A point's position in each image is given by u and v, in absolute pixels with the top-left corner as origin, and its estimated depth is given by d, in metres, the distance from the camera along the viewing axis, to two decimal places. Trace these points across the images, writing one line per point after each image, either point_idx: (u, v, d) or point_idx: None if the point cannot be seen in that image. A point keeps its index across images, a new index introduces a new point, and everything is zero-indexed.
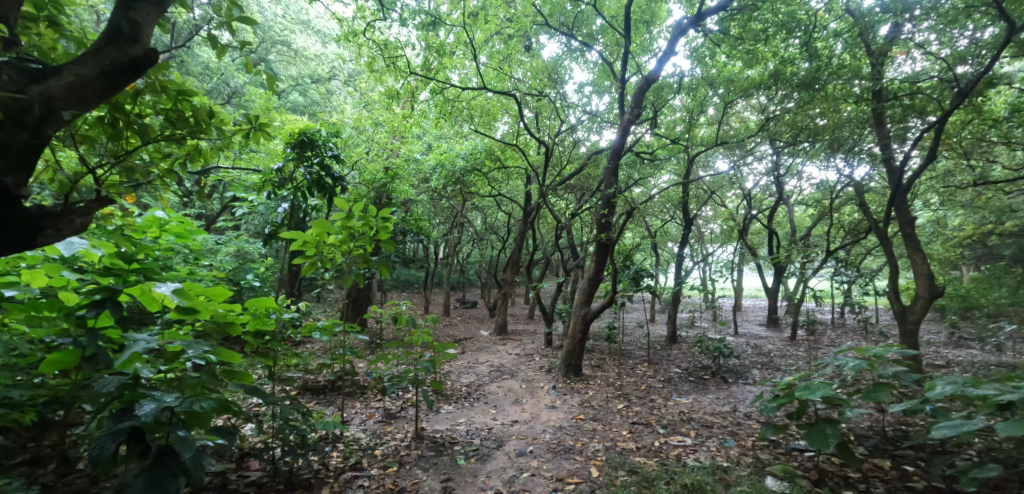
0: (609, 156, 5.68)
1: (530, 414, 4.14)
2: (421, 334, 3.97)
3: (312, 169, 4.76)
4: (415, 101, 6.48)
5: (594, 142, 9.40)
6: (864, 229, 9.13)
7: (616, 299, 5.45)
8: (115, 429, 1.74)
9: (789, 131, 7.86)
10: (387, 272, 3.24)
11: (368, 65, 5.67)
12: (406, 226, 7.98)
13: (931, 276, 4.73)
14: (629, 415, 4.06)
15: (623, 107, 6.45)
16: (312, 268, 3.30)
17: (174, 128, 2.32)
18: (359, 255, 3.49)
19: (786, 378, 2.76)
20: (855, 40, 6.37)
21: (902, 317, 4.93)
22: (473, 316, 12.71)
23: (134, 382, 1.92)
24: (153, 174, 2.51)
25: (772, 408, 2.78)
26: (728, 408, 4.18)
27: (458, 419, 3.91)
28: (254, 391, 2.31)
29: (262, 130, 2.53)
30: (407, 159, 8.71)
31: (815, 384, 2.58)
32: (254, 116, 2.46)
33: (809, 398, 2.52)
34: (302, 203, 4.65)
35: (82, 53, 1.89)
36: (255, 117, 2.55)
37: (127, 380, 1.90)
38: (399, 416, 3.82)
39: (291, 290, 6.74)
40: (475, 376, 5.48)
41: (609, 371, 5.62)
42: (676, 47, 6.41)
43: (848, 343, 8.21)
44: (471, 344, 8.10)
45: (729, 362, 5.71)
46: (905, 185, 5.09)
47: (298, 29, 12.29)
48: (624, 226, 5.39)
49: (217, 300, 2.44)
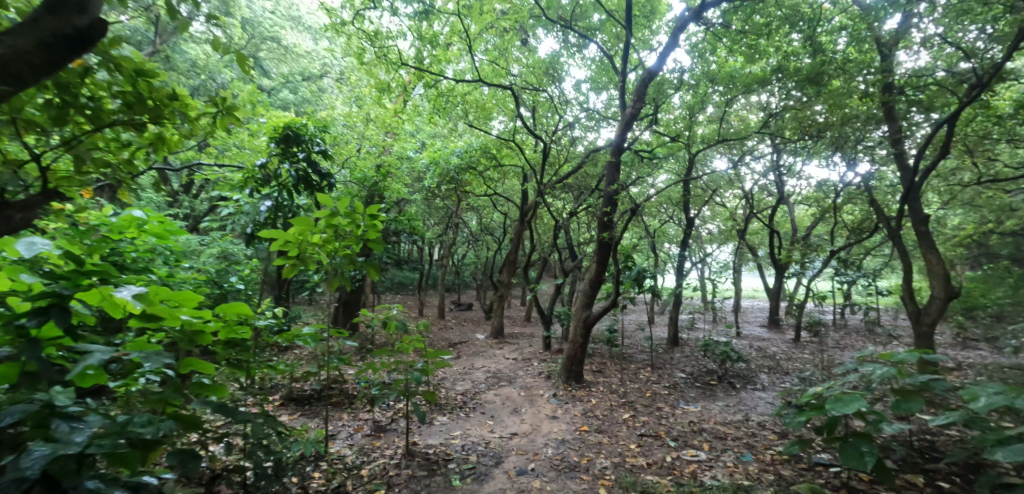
0: (610, 152, 5.45)
1: (531, 426, 3.89)
2: (412, 341, 3.71)
3: (298, 166, 4.52)
4: (408, 95, 6.22)
5: (592, 141, 9.20)
6: (868, 229, 8.97)
7: (619, 301, 5.20)
8: (25, 476, 1.31)
9: (792, 128, 7.67)
10: (378, 273, 2.98)
11: (359, 59, 5.42)
12: (399, 226, 7.74)
13: (946, 277, 4.53)
14: (635, 426, 3.82)
15: (623, 102, 6.19)
16: (295, 270, 3.04)
17: (132, 113, 2.06)
18: (345, 256, 3.24)
19: (812, 388, 2.53)
20: (860, 35, 6.18)
21: (917, 319, 4.73)
22: (468, 319, 12.44)
23: (45, 412, 1.49)
24: (111, 163, 2.25)
25: (799, 422, 2.55)
26: (739, 417, 3.95)
27: (453, 432, 3.66)
28: (218, 408, 2.02)
29: (231, 115, 2.23)
30: (400, 157, 8.46)
31: (846, 396, 2.35)
32: (223, 97, 2.15)
33: (841, 411, 2.29)
34: (288, 200, 4.40)
35: (15, 23, 1.62)
36: (223, 99, 2.24)
37: (37, 409, 1.47)
38: (389, 429, 3.57)
39: (278, 293, 6.46)
40: (471, 383, 5.24)
41: (611, 377, 5.38)
42: (678, 41, 6.18)
43: (855, 345, 7.99)
44: (467, 348, 7.86)
45: (736, 366, 5.48)
46: (917, 182, 4.90)
47: (288, 25, 12.06)
48: (626, 224, 5.17)
49: (186, 306, 2.21)
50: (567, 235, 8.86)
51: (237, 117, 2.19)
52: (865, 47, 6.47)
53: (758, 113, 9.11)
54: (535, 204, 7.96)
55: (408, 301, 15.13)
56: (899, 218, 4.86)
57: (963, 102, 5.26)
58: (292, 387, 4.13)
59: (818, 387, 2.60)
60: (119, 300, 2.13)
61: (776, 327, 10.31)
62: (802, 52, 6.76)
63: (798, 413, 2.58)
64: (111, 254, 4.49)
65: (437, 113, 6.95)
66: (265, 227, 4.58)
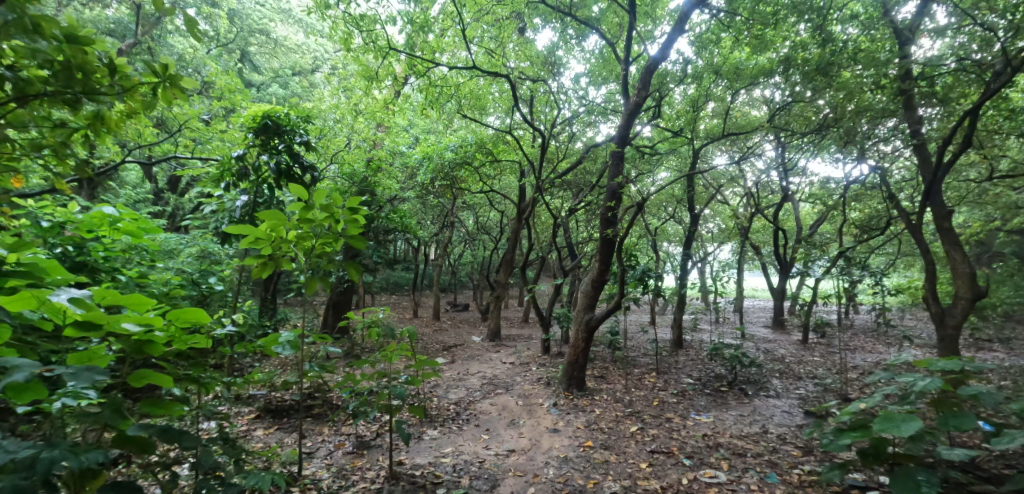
0: (615, 143, 5.10)
1: (530, 441, 3.59)
2: (398, 350, 3.39)
3: (278, 158, 4.19)
4: (398, 85, 5.89)
5: (591, 136, 8.92)
6: (876, 226, 8.71)
7: (623, 303, 4.90)
8: None
9: (798, 122, 7.38)
10: (360, 274, 2.67)
11: (345, 45, 5.10)
12: (390, 225, 7.42)
13: (972, 276, 4.27)
14: (645, 441, 3.53)
15: (626, 94, 5.89)
16: (269, 270, 2.70)
17: (59, 84, 1.72)
18: (323, 255, 2.89)
19: (856, 402, 2.25)
20: (871, 23, 5.95)
21: (940, 321, 4.47)
22: (465, 320, 12.16)
23: None
24: (42, 145, 1.92)
25: (838, 445, 2.27)
26: (756, 429, 3.67)
27: (444, 449, 3.35)
28: (151, 437, 1.72)
29: (178, 85, 1.91)
30: (392, 152, 8.19)
31: (898, 414, 2.10)
32: (168, 62, 1.84)
33: (893, 433, 2.04)
34: (265, 194, 4.07)
35: None
36: (164, 66, 1.89)
37: None
38: (373, 445, 3.27)
39: (262, 295, 6.15)
40: (466, 391, 4.93)
41: (614, 383, 5.09)
42: (682, 30, 5.87)
43: (863, 347, 7.71)
44: (462, 352, 7.55)
45: (746, 371, 5.19)
46: (939, 176, 4.61)
47: (279, 18, 11.74)
48: (631, 220, 4.86)
49: (132, 310, 1.90)
50: (566, 234, 8.56)
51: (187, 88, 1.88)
52: (876, 36, 6.22)
53: (762, 108, 8.84)
54: (533, 201, 7.65)
55: (404, 302, 14.80)
56: (919, 213, 4.59)
57: (986, 91, 4.98)
58: (271, 398, 3.82)
59: (859, 401, 2.33)
60: (57, 306, 1.84)
61: (780, 327, 10.04)
62: (811, 43, 6.48)
63: (838, 431, 2.29)
64: (79, 254, 4.17)
65: (430, 106, 6.63)
66: (242, 224, 4.26)
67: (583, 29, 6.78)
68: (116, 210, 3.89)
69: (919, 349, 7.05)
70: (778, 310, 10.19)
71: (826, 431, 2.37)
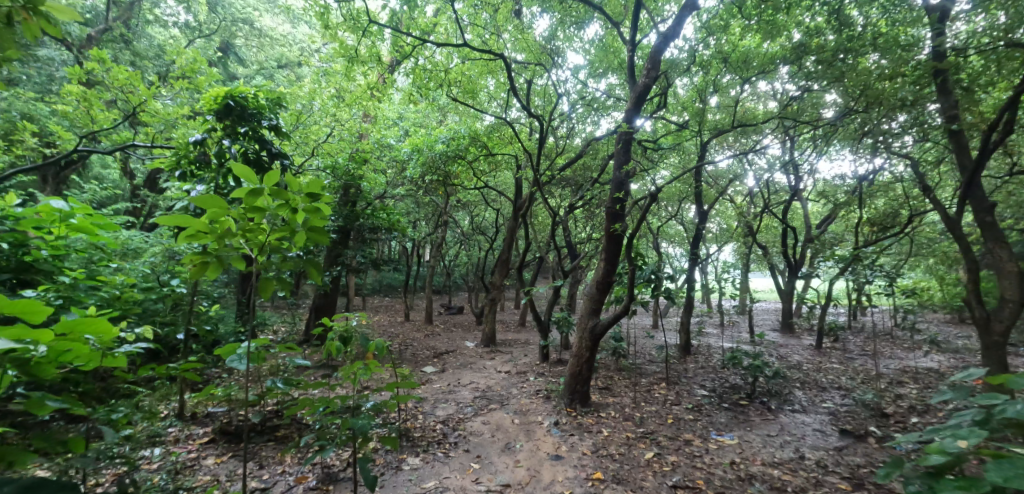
0: (621, 128, 4.61)
1: (528, 472, 3.15)
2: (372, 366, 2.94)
3: (241, 143, 3.71)
4: (383, 71, 5.41)
5: (592, 131, 8.46)
6: (891, 225, 8.30)
7: (631, 307, 4.43)
8: None
9: (812, 113, 6.94)
10: (323, 279, 2.22)
11: (322, 22, 4.60)
12: (377, 222, 6.93)
13: (1021, 276, 3.91)
14: (665, 472, 3.10)
15: (632, 79, 5.41)
16: (221, 270, 2.23)
17: None
18: (279, 251, 2.37)
19: (956, 443, 1.64)
20: (891, 7, 5.55)
21: (986, 326, 4.13)
22: (460, 324, 11.69)
23: None
24: None
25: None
26: (790, 455, 3.29)
27: (426, 484, 2.91)
28: None
29: (44, 13, 1.46)
30: (379, 145, 7.76)
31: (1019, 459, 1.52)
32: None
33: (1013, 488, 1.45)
34: (226, 184, 3.59)
35: None
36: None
37: None
38: (341, 479, 2.84)
39: (238, 296, 5.67)
40: (455, 406, 4.47)
41: (622, 396, 4.65)
42: (691, 12, 5.40)
43: (882, 352, 7.30)
44: (454, 359, 7.07)
45: (767, 381, 4.76)
46: (978, 165, 4.19)
47: (264, 9, 11.31)
48: (641, 214, 4.40)
49: (24, 321, 1.42)
50: (565, 233, 8.10)
51: (62, 19, 1.46)
52: (897, 18, 5.72)
53: (769, 101, 8.41)
54: (531, 198, 7.19)
55: (398, 305, 14.31)
56: (959, 207, 4.16)
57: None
58: (231, 417, 3.36)
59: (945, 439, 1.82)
60: None
61: (789, 331, 9.61)
62: (827, 28, 6.06)
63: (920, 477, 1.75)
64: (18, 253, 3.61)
65: (419, 93, 6.14)
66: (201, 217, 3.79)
67: (583, 14, 6.31)
68: (66, 204, 3.34)
69: (942, 356, 6.63)
70: (786, 312, 9.78)
71: (908, 475, 1.71)
